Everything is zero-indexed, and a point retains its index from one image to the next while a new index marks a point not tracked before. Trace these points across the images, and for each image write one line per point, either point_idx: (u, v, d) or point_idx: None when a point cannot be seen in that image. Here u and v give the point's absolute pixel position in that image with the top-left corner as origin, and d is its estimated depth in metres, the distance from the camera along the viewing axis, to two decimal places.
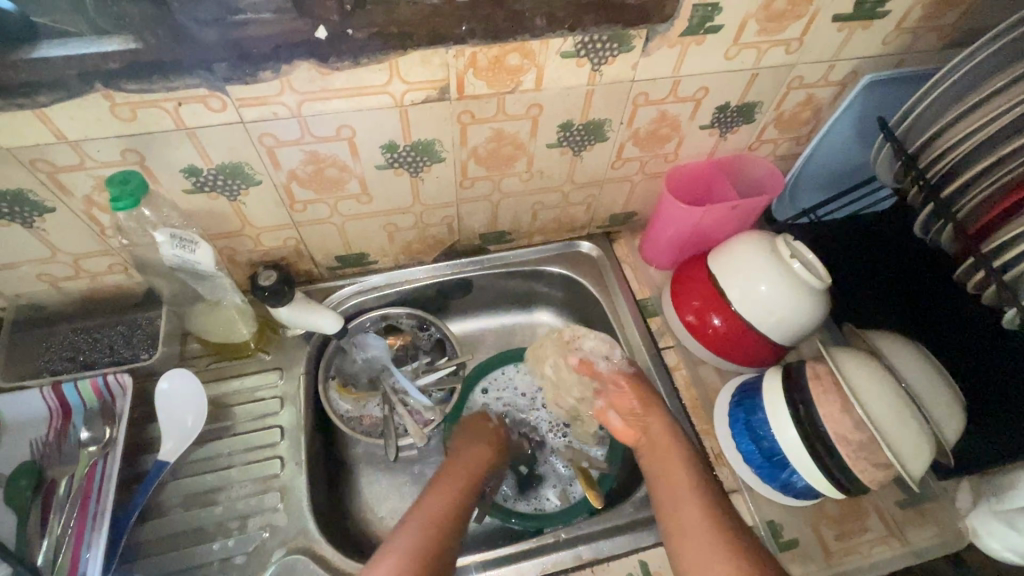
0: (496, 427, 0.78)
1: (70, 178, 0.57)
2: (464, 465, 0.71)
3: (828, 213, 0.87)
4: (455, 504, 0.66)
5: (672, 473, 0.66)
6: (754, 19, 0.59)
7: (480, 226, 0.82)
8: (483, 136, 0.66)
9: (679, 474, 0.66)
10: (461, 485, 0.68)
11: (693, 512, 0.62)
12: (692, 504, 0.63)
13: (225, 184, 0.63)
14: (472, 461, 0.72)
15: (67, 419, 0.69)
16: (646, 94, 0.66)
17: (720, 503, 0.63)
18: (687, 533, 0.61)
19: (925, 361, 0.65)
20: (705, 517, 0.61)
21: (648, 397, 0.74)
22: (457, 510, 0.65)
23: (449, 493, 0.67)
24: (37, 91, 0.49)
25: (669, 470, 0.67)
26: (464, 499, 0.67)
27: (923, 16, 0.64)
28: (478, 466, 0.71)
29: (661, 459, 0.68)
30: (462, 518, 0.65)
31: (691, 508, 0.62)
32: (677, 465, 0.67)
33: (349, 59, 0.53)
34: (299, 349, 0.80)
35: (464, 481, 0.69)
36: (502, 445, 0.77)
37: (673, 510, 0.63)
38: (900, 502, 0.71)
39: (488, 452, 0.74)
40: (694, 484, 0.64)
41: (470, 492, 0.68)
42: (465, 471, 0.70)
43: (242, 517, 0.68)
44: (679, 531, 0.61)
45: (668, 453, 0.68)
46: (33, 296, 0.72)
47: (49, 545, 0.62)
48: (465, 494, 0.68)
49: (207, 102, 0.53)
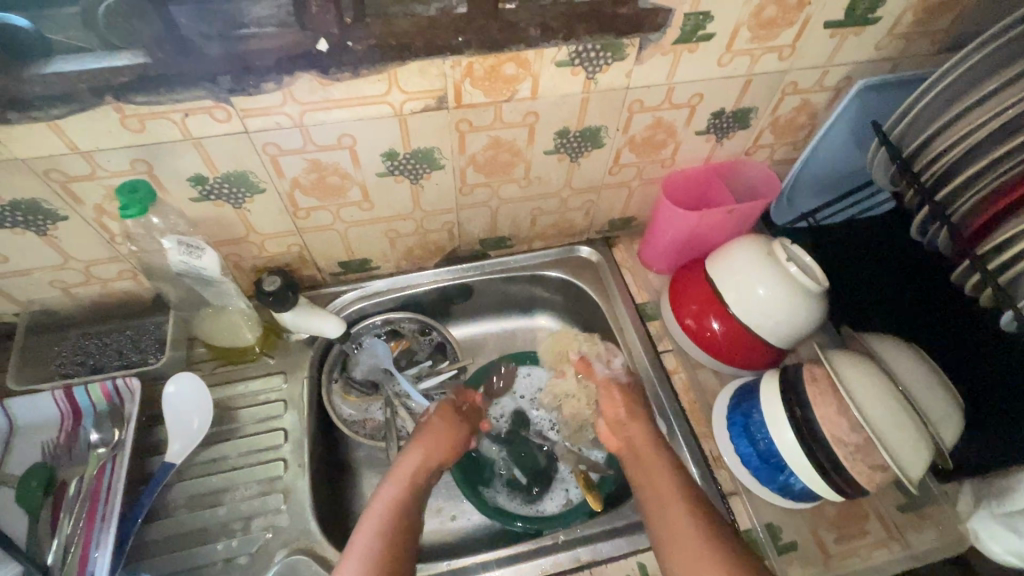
0: (433, 418, 0.77)
1: (81, 187, 0.59)
2: (399, 478, 0.69)
3: (827, 217, 0.87)
4: (392, 520, 0.64)
5: (657, 479, 0.67)
6: (745, 26, 0.61)
7: (480, 232, 0.84)
8: (481, 143, 0.67)
9: (662, 480, 0.66)
10: (398, 499, 0.67)
11: (681, 516, 0.62)
12: (678, 506, 0.63)
13: (230, 193, 0.65)
14: (406, 469, 0.70)
15: (77, 421, 0.71)
16: (640, 102, 0.67)
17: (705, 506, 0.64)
18: (676, 537, 0.61)
19: (923, 365, 0.65)
20: (692, 519, 0.62)
21: (636, 400, 0.76)
22: (395, 527, 0.64)
23: (384, 510, 0.65)
24: (50, 105, 0.51)
25: (653, 476, 0.68)
26: (402, 512, 0.66)
27: (915, 22, 0.65)
28: (415, 474, 0.70)
29: (647, 465, 0.69)
30: (406, 535, 0.64)
31: (678, 511, 0.63)
32: (658, 470, 0.68)
33: (349, 70, 0.55)
34: (303, 354, 0.81)
35: (399, 493, 0.68)
36: (453, 430, 0.76)
37: (660, 516, 0.64)
38: (900, 506, 0.71)
39: (424, 452, 0.72)
40: (680, 488, 0.65)
41: (408, 505, 0.67)
42: (400, 483, 0.69)
43: (246, 517, 0.69)
44: (669, 534, 0.62)
45: (650, 460, 0.69)
46: (46, 302, 0.74)
47: (58, 544, 0.63)
48: (402, 509, 0.66)
49: (213, 113, 0.55)
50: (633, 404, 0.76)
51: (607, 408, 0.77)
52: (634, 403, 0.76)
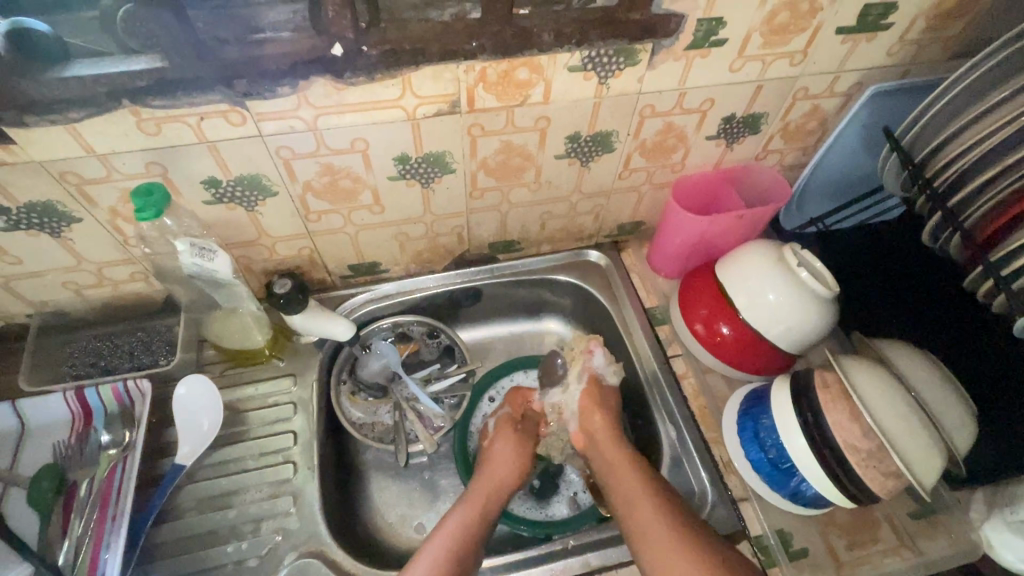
0: (502, 435, 0.78)
1: (96, 190, 0.60)
2: (474, 499, 0.70)
3: (836, 222, 0.87)
4: (466, 541, 0.66)
5: (625, 484, 0.69)
6: (758, 32, 0.61)
7: (489, 235, 0.84)
8: (492, 148, 0.68)
9: (631, 483, 0.69)
10: (472, 520, 0.68)
11: (653, 524, 0.64)
12: (652, 515, 0.64)
13: (243, 196, 0.65)
14: (483, 491, 0.71)
15: (88, 423, 0.71)
16: (652, 107, 0.67)
17: (679, 512, 0.65)
18: (652, 544, 0.62)
19: (935, 371, 0.65)
20: (667, 527, 0.63)
21: (606, 409, 0.78)
22: (467, 548, 0.65)
23: (458, 529, 0.67)
24: (68, 108, 0.51)
25: (623, 481, 0.69)
26: (475, 533, 0.67)
27: (927, 28, 0.64)
28: (489, 496, 0.71)
29: (610, 467, 0.72)
30: (474, 555, 0.65)
31: (651, 519, 0.64)
32: (627, 474, 0.70)
33: (363, 75, 0.55)
34: (313, 356, 0.81)
35: (475, 515, 0.69)
36: (521, 447, 0.77)
37: (632, 518, 0.65)
38: (912, 513, 0.71)
39: (495, 476, 0.73)
40: (650, 495, 0.66)
41: (480, 525, 0.68)
42: (471, 506, 0.70)
43: (256, 520, 0.69)
44: (648, 543, 0.63)
45: (619, 466, 0.71)
46: (57, 304, 0.74)
47: (70, 545, 0.63)
48: (475, 530, 0.67)
49: (228, 116, 0.55)
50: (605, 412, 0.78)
51: (585, 407, 0.78)
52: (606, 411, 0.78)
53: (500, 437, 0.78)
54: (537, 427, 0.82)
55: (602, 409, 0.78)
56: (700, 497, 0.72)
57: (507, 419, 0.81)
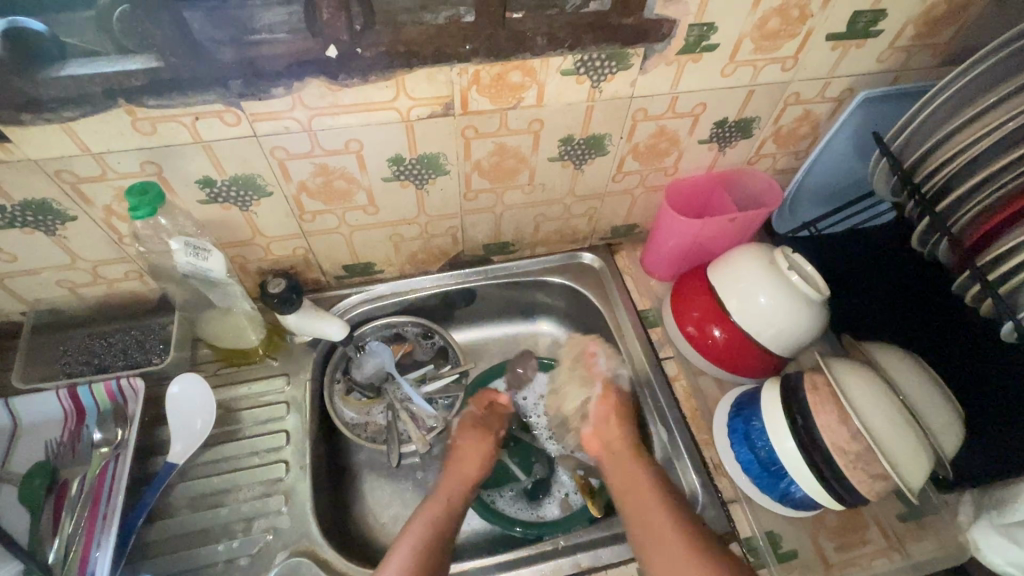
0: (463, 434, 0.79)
1: (91, 189, 0.60)
2: (437, 500, 0.71)
3: (828, 226, 0.87)
4: (430, 541, 0.66)
5: (640, 488, 0.70)
6: (749, 38, 0.61)
7: (483, 237, 0.84)
8: (486, 150, 0.68)
9: (646, 489, 0.69)
10: (437, 521, 0.69)
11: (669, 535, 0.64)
12: (669, 526, 0.65)
13: (238, 196, 0.65)
14: (445, 490, 0.73)
15: (81, 420, 0.71)
16: (644, 110, 0.68)
17: (695, 528, 0.65)
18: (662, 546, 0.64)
19: (923, 373, 0.66)
20: (682, 539, 0.64)
21: (625, 415, 0.79)
22: (433, 547, 0.66)
23: (426, 526, 0.68)
24: (64, 107, 0.51)
25: (637, 486, 0.70)
26: (443, 529, 0.68)
27: (916, 35, 0.65)
28: (456, 494, 0.73)
29: (625, 469, 0.73)
30: (443, 549, 0.66)
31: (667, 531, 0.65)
32: (641, 481, 0.71)
33: (357, 77, 0.55)
34: (306, 356, 0.82)
35: (439, 515, 0.70)
36: (484, 447, 0.77)
37: (646, 524, 0.66)
38: (901, 515, 0.71)
39: (465, 473, 0.75)
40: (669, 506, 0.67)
41: (446, 525, 0.69)
42: (441, 503, 0.71)
43: (248, 519, 0.69)
44: (659, 550, 0.63)
45: (633, 472, 0.72)
46: (52, 302, 0.74)
47: (59, 543, 0.63)
48: (440, 530, 0.68)
49: (223, 116, 0.56)
50: (622, 420, 0.78)
51: (600, 410, 0.79)
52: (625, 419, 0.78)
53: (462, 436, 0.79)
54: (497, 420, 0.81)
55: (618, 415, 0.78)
56: (691, 498, 0.72)
57: (470, 418, 0.81)
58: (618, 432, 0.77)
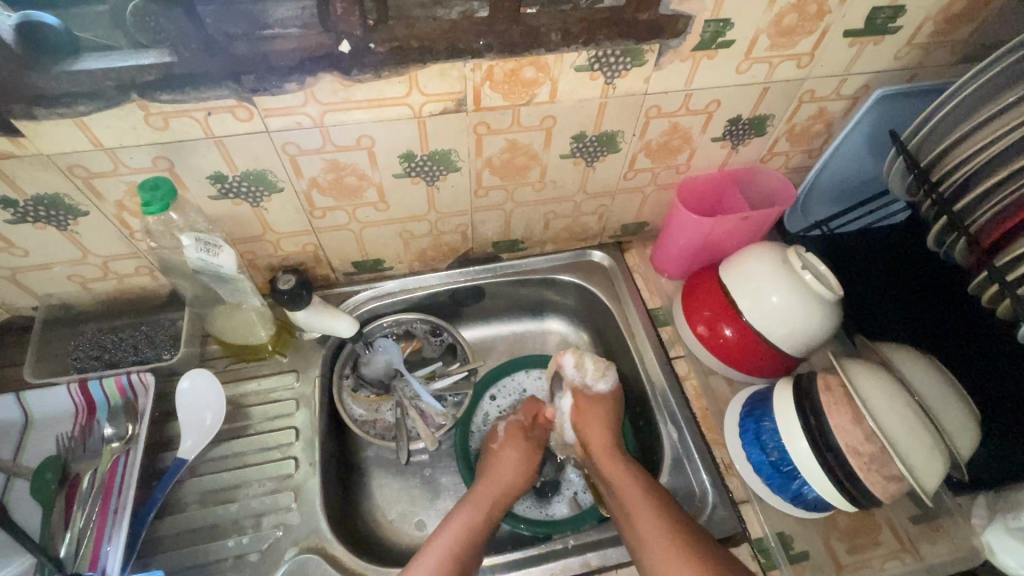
0: (504, 442, 0.77)
1: (103, 184, 0.60)
2: (479, 504, 0.70)
3: (841, 226, 0.86)
4: (463, 549, 0.65)
5: (628, 493, 0.68)
6: (765, 34, 0.61)
7: (492, 234, 0.84)
8: (498, 146, 0.68)
9: (629, 485, 0.69)
10: (475, 527, 0.68)
11: (653, 531, 0.64)
12: (656, 530, 0.64)
13: (249, 191, 0.65)
14: (488, 496, 0.71)
15: (92, 415, 0.72)
16: (657, 107, 0.67)
17: (679, 521, 0.65)
18: (647, 542, 0.63)
19: (939, 375, 0.65)
20: (666, 535, 0.63)
21: (603, 415, 0.77)
22: (465, 554, 0.65)
23: (461, 533, 0.67)
24: (77, 101, 0.51)
25: (625, 493, 0.68)
26: (477, 536, 0.67)
27: (934, 32, 0.64)
28: (493, 501, 0.71)
29: (608, 465, 0.73)
30: (474, 556, 0.66)
31: (650, 526, 0.64)
32: (624, 476, 0.70)
33: (370, 72, 0.55)
34: (315, 353, 0.82)
35: (476, 521, 0.68)
36: (529, 462, 0.76)
37: (636, 532, 0.65)
38: (914, 517, 0.70)
39: (504, 478, 0.73)
40: (654, 510, 0.65)
41: (482, 531, 0.68)
42: (479, 509, 0.70)
43: (257, 515, 0.69)
44: (645, 548, 0.63)
45: (621, 476, 0.70)
46: (63, 296, 0.74)
47: (71, 538, 0.63)
48: (477, 536, 0.67)
49: (235, 112, 0.56)
50: (600, 420, 0.77)
51: (580, 412, 0.78)
52: (603, 422, 0.77)
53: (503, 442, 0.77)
54: (543, 435, 0.81)
55: (593, 417, 0.77)
56: (701, 498, 0.72)
57: (517, 426, 0.80)
58: (597, 435, 0.76)
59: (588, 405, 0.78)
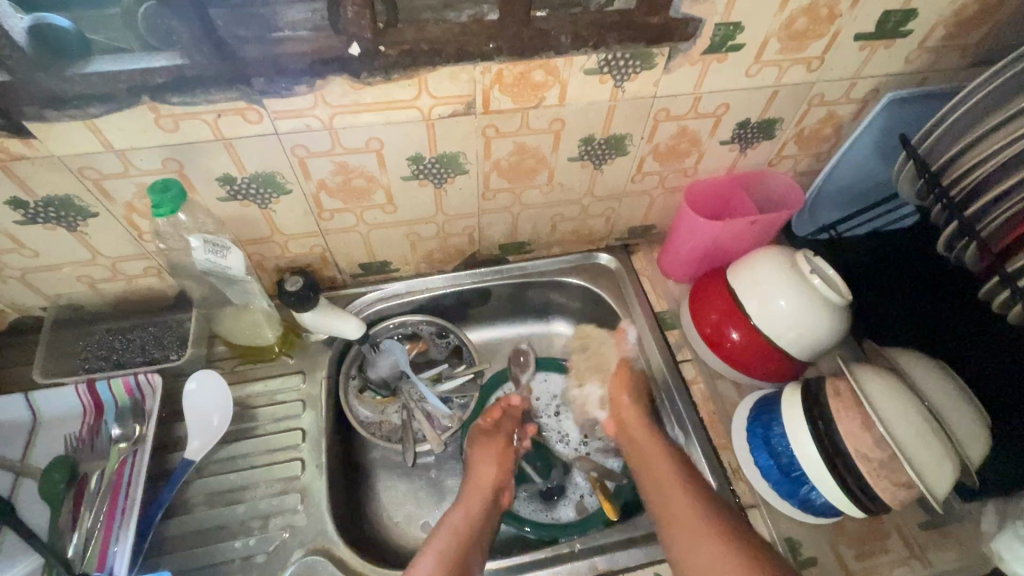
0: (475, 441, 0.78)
1: (113, 185, 0.60)
2: (466, 508, 0.70)
3: (849, 230, 0.86)
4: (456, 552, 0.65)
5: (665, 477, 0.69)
6: (776, 37, 0.60)
7: (499, 237, 0.84)
8: (506, 149, 0.68)
9: (661, 465, 0.71)
10: (465, 528, 0.68)
11: (686, 507, 0.65)
12: (691, 509, 0.64)
13: (257, 193, 0.65)
14: (473, 499, 0.71)
15: (99, 415, 0.72)
16: (667, 111, 0.67)
17: (713, 499, 0.66)
18: (681, 519, 0.64)
19: (949, 381, 0.65)
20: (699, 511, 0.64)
21: (638, 393, 0.80)
22: (459, 556, 0.65)
23: (450, 538, 0.66)
24: (88, 103, 0.51)
25: (659, 477, 0.70)
26: (468, 537, 0.67)
27: (946, 35, 0.64)
28: (478, 502, 0.71)
29: (644, 446, 0.74)
30: (471, 557, 0.65)
31: (682, 503, 0.66)
32: (658, 457, 0.72)
33: (380, 75, 0.55)
34: (322, 354, 0.82)
35: (464, 523, 0.68)
36: (504, 463, 0.76)
37: (669, 510, 0.66)
38: (923, 524, 0.70)
39: (485, 477, 0.73)
40: (689, 489, 0.67)
41: (474, 532, 0.68)
42: (465, 512, 0.70)
43: (265, 516, 0.69)
44: (678, 526, 0.64)
45: (660, 465, 0.71)
46: (72, 297, 0.75)
47: (79, 538, 0.63)
48: (469, 537, 0.67)
49: (245, 114, 0.56)
50: (636, 398, 0.79)
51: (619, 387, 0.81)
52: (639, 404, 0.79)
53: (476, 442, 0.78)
54: (512, 427, 0.81)
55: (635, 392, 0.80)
56: None
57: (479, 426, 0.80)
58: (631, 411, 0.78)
59: (626, 380, 0.81)
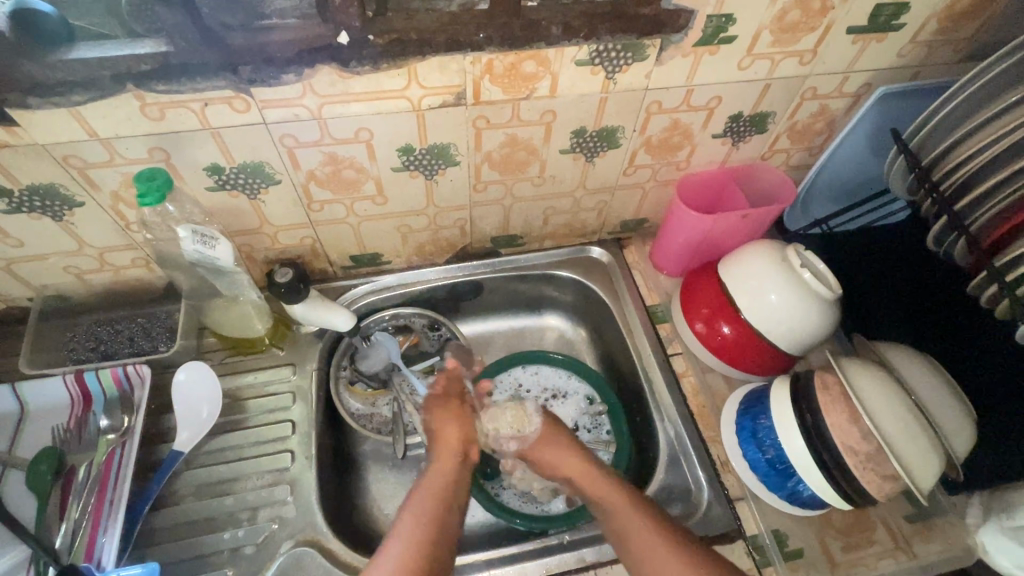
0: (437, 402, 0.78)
1: (99, 175, 0.60)
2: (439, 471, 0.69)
3: (841, 224, 0.86)
4: (438, 512, 0.63)
5: (624, 521, 0.63)
6: (767, 30, 0.60)
7: (491, 229, 0.83)
8: (497, 141, 0.67)
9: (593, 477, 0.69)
10: (442, 489, 0.66)
11: (630, 516, 0.63)
12: (635, 519, 0.63)
13: (246, 184, 0.65)
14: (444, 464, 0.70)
15: (88, 407, 0.71)
16: (659, 103, 0.67)
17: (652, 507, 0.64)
18: (628, 529, 0.62)
19: (936, 375, 0.65)
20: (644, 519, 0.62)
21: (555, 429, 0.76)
22: (441, 516, 0.63)
23: (430, 498, 0.64)
24: (72, 91, 0.51)
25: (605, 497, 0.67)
26: (448, 499, 0.65)
27: (938, 30, 0.64)
28: (449, 465, 0.70)
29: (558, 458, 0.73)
30: (451, 518, 0.64)
31: (624, 512, 0.64)
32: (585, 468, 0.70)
33: (369, 64, 0.55)
34: (312, 346, 0.82)
35: (442, 485, 0.67)
36: (464, 423, 0.75)
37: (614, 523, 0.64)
38: (909, 516, 0.70)
39: (450, 439, 0.73)
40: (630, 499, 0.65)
41: (450, 494, 0.66)
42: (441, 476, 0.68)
43: (253, 508, 0.69)
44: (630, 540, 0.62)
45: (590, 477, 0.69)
46: (59, 287, 0.74)
47: (67, 528, 0.63)
48: (447, 498, 0.65)
49: (232, 104, 0.55)
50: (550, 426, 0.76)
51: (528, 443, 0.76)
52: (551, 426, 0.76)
53: (437, 406, 0.77)
54: (458, 384, 0.81)
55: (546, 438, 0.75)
56: (697, 495, 0.72)
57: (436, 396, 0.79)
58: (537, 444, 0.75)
59: (539, 443, 0.75)
